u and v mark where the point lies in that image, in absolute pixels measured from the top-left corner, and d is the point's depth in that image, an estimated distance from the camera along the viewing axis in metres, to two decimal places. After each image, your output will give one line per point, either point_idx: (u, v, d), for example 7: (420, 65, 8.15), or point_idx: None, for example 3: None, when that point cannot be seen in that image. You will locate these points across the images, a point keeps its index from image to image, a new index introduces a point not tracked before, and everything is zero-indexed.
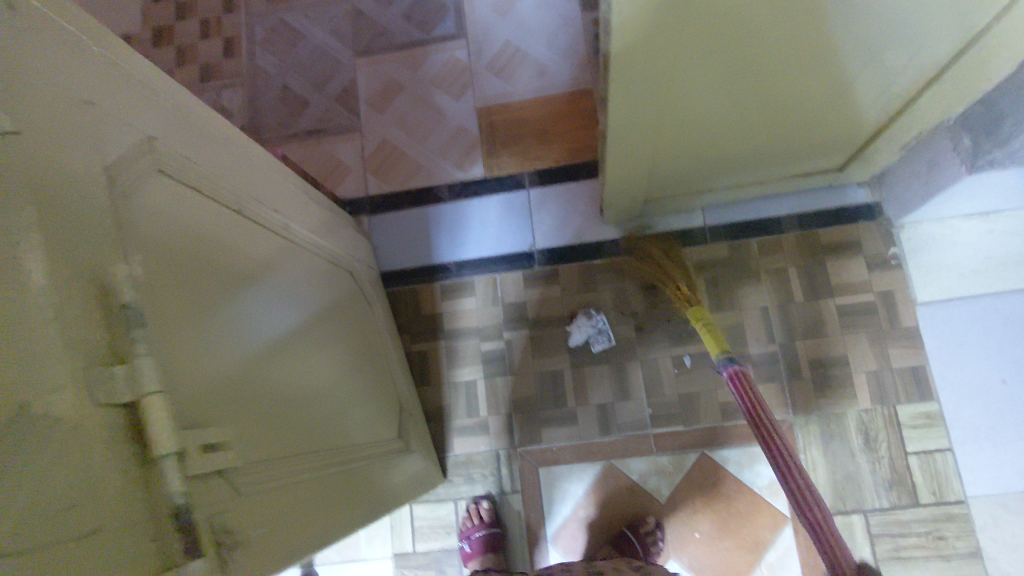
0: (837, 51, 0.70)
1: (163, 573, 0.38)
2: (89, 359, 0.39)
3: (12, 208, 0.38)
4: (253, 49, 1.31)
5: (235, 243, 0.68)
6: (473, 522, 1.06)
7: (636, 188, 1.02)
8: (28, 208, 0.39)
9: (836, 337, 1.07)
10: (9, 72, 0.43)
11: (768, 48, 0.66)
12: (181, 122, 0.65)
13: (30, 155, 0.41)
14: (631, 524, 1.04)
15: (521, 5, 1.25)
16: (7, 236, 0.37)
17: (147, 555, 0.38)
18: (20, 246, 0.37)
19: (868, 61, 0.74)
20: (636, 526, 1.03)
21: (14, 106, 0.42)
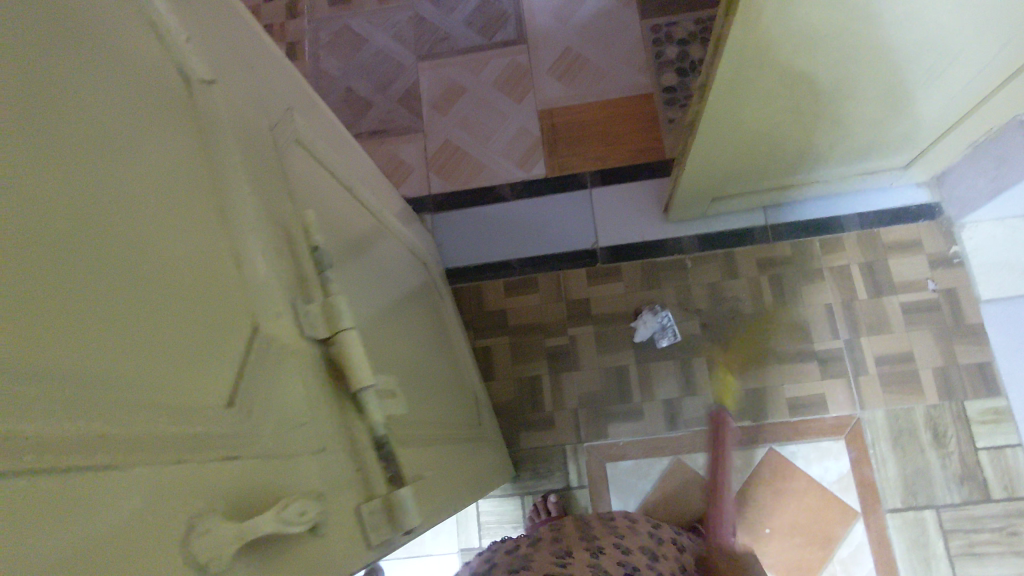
0: (933, 40, 0.73)
1: (372, 494, 0.41)
2: (296, 295, 0.41)
3: (230, 147, 0.41)
4: (317, 52, 1.34)
5: (354, 217, 0.70)
6: (541, 517, 1.06)
7: (705, 185, 1.05)
8: (238, 149, 0.42)
9: (901, 333, 1.08)
10: (212, 24, 0.46)
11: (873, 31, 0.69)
12: (308, 98, 0.68)
13: (232, 101, 0.44)
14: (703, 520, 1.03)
15: (581, 13, 1.30)
16: (230, 171, 0.39)
17: (356, 479, 0.40)
18: (239, 181, 0.40)
19: (950, 61, 0.78)
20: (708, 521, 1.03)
21: (217, 54, 0.45)
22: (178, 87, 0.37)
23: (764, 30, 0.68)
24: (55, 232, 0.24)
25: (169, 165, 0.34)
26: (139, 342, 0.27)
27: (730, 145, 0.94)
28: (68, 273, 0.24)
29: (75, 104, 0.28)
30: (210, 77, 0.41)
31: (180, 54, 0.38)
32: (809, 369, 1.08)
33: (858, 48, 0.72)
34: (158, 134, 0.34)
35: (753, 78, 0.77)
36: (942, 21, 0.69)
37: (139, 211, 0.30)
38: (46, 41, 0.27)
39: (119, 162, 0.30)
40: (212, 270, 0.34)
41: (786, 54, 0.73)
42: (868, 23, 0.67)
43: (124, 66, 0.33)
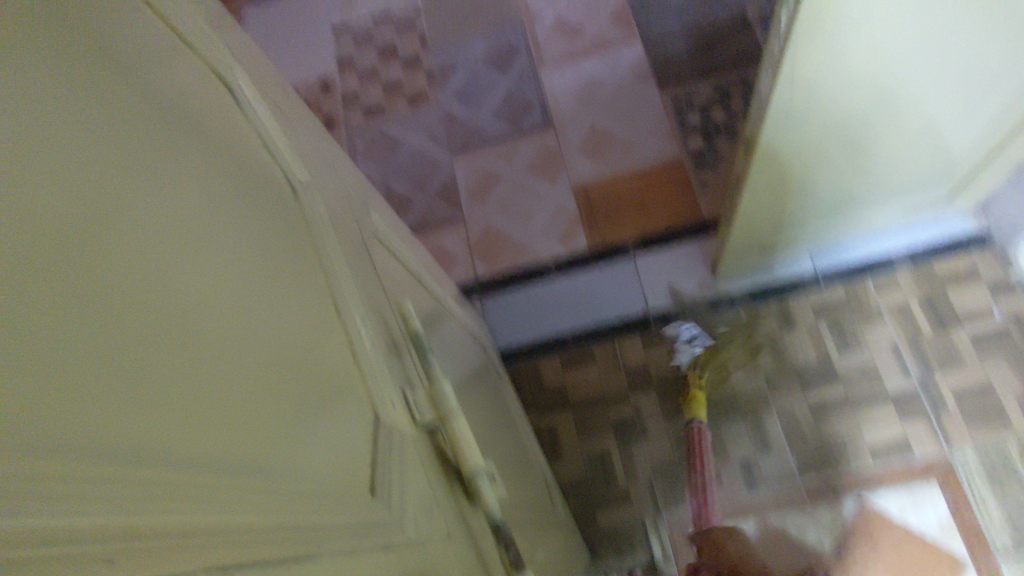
0: (955, 75, 0.76)
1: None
2: (400, 385, 0.43)
3: (333, 255, 0.45)
4: (356, 159, 1.42)
5: (423, 304, 0.72)
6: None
7: (749, 241, 1.06)
8: (339, 256, 0.46)
9: (975, 365, 1.05)
10: (300, 144, 0.50)
11: (895, 74, 0.73)
12: (375, 199, 0.72)
13: (324, 212, 0.48)
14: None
15: (602, 94, 1.37)
16: (336, 277, 0.43)
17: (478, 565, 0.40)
18: (343, 286, 0.43)
19: (985, 91, 0.80)
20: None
21: (309, 171, 0.49)
22: (286, 194, 0.42)
23: (812, 75, 0.71)
24: (205, 330, 0.27)
25: (288, 269, 0.37)
26: (274, 428, 0.29)
27: (771, 201, 0.96)
28: (215, 365, 0.27)
29: (214, 220, 0.32)
30: (306, 181, 0.47)
31: (288, 164, 0.45)
32: (885, 412, 1.05)
33: (893, 87, 0.75)
34: (292, 252, 0.39)
35: (786, 133, 0.80)
36: (963, 56, 0.73)
37: (268, 310, 0.33)
38: (214, 186, 0.33)
39: (251, 268, 0.33)
40: (331, 362, 0.37)
41: (831, 98, 0.75)
42: (911, 54, 0.70)
43: (264, 198, 0.39)
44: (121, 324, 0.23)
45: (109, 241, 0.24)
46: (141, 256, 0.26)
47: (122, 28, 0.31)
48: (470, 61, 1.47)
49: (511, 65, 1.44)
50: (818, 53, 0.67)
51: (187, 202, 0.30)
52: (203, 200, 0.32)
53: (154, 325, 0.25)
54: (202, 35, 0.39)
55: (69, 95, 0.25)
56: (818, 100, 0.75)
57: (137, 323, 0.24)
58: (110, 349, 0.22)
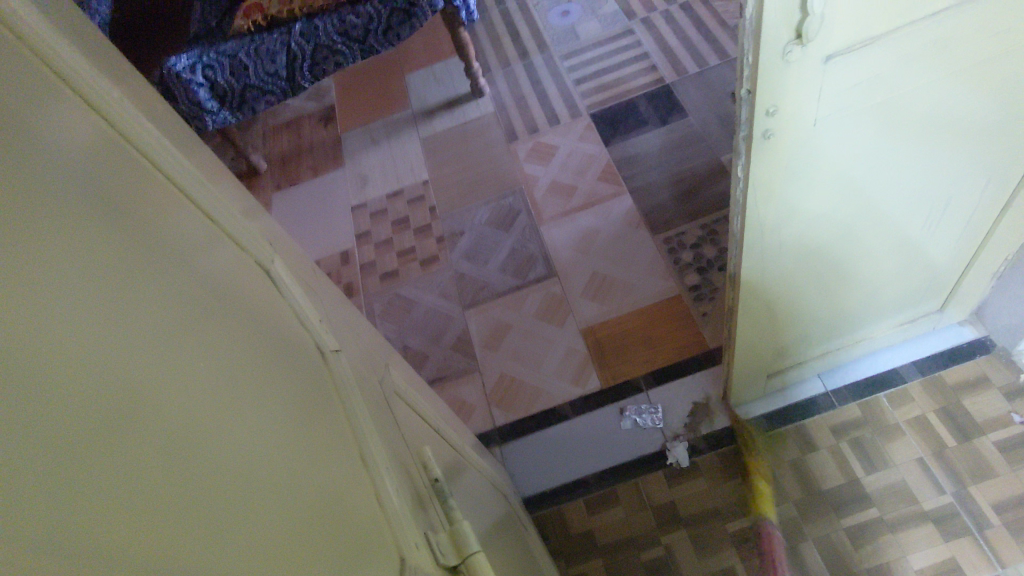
0: (908, 197, 0.84)
1: None
2: (425, 528, 0.46)
3: (359, 410, 0.50)
4: (374, 321, 1.52)
5: (445, 454, 0.75)
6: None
7: (755, 368, 1.10)
8: (364, 411, 0.51)
9: (1009, 473, 1.02)
10: (327, 315, 0.57)
11: (851, 201, 0.82)
12: (397, 358, 0.78)
13: (350, 373, 0.54)
14: None
15: (598, 242, 1.48)
16: (360, 431, 0.48)
17: None
18: (368, 437, 0.48)
19: (942, 207, 0.88)
20: None
21: (336, 338, 0.56)
22: (309, 357, 0.49)
23: (777, 211, 0.79)
24: (232, 481, 0.32)
25: (308, 424, 0.43)
26: (295, 569, 0.33)
27: (767, 327, 1.01)
28: (241, 511, 0.31)
29: (243, 386, 0.38)
30: (334, 345, 0.54)
31: (316, 332, 0.52)
32: (928, 531, 1.01)
33: (853, 213, 0.84)
34: (320, 413, 0.45)
35: (765, 265, 0.88)
36: (909, 179, 0.81)
37: (289, 463, 0.38)
38: (253, 361, 0.40)
39: (274, 426, 0.39)
40: (347, 507, 0.41)
41: (801, 227, 0.83)
42: (860, 183, 0.79)
43: (296, 368, 0.46)
44: (168, 474, 0.28)
45: (164, 407, 0.30)
46: (186, 419, 0.31)
47: (183, 237, 0.40)
48: (475, 224, 1.61)
49: (513, 224, 1.58)
50: (778, 192, 0.76)
51: (222, 374, 0.36)
52: (234, 371, 0.38)
53: (194, 475, 0.30)
54: (246, 235, 0.48)
55: (137, 294, 0.32)
56: (789, 231, 0.83)
57: (182, 474, 0.29)
58: (162, 495, 0.27)
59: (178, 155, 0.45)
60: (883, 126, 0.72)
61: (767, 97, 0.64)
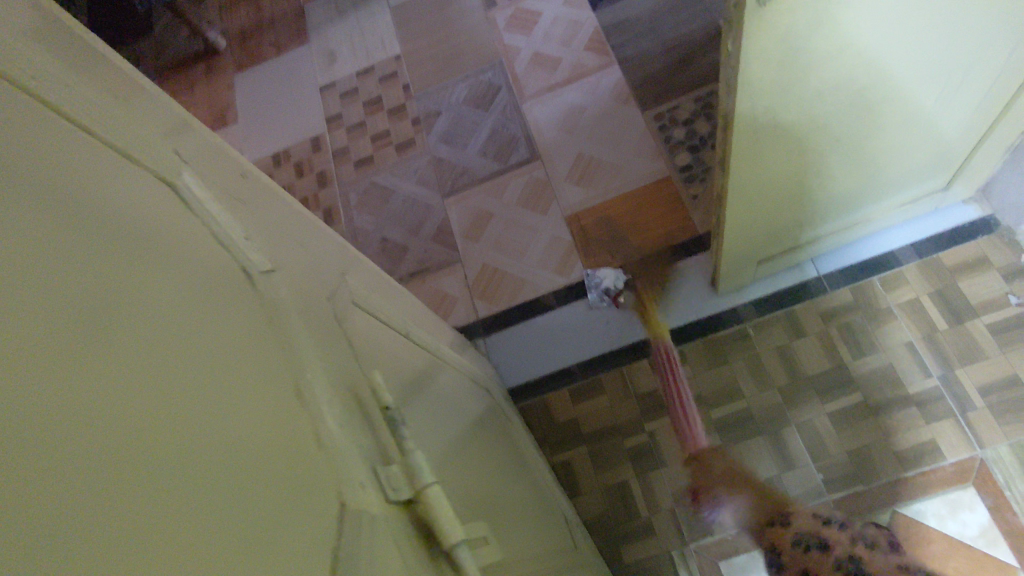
0: (929, 64, 0.75)
1: None
2: (377, 459, 0.43)
3: (297, 333, 0.45)
4: (350, 212, 1.44)
5: (411, 362, 0.71)
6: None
7: (745, 252, 1.05)
8: (303, 333, 0.46)
9: (998, 356, 1.01)
10: (259, 226, 0.51)
11: (864, 68, 0.72)
12: (359, 263, 0.72)
13: (285, 292, 0.48)
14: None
15: (585, 121, 1.37)
16: (297, 358, 0.43)
17: None
18: (305, 365, 0.43)
19: (964, 74, 0.78)
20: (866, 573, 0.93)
21: (271, 253, 0.50)
22: (241, 279, 0.44)
23: (775, 83, 0.70)
24: (153, 430, 0.29)
25: (250, 360, 0.39)
26: (216, 531, 0.29)
27: (760, 209, 0.95)
28: (149, 475, 0.28)
29: (171, 326, 0.34)
30: (268, 266, 0.48)
31: (244, 251, 0.46)
32: (909, 415, 1.01)
33: (864, 84, 0.75)
34: (248, 344, 0.40)
35: (762, 142, 0.79)
36: (938, 39, 0.71)
37: (226, 403, 0.35)
38: (157, 293, 0.35)
39: (210, 366, 0.35)
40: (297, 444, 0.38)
41: (801, 103, 0.74)
42: (874, 50, 0.69)
43: (218, 295, 0.40)
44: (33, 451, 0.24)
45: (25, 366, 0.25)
46: (90, 369, 0.28)
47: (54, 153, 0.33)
48: (452, 102, 1.49)
49: (492, 102, 1.46)
50: (776, 62, 0.67)
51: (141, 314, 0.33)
52: (148, 310, 0.33)
53: (95, 446, 0.26)
54: (141, 143, 0.41)
55: (11, 232, 0.28)
56: (787, 106, 0.74)
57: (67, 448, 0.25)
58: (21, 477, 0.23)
59: (37, 51, 0.36)
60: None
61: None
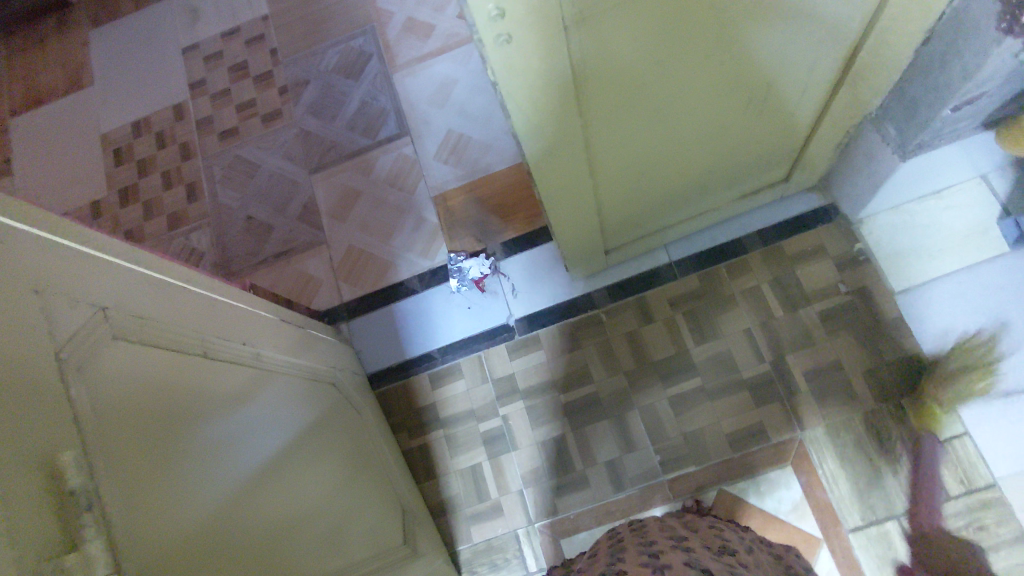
0: (745, 67, 0.73)
1: None
2: (46, 550, 0.41)
3: None
4: (214, 188, 1.38)
5: (206, 383, 0.70)
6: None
7: (594, 241, 1.04)
8: None
9: (824, 342, 1.06)
10: None
11: (685, 63, 0.68)
12: (149, 283, 0.69)
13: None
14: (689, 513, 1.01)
15: (455, 95, 1.34)
16: None
17: None
18: None
19: (761, 93, 0.79)
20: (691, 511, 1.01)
21: None
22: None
23: (561, 130, 0.69)
24: None
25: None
26: None
27: (599, 199, 0.92)
28: None
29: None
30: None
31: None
32: (740, 399, 1.06)
33: (654, 109, 0.75)
34: None
35: (586, 146, 0.76)
36: (752, 46, 0.69)
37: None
38: None
39: None
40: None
41: (592, 134, 0.74)
42: (650, 83, 0.69)
43: None
44: None
45: None
46: None
47: None
48: (321, 70, 1.43)
49: (363, 71, 1.40)
50: (554, 110, 0.66)
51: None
52: None
53: None
54: None
55: None
56: (579, 145, 0.74)
57: None
58: None
59: None
60: (650, 38, 0.62)
61: (493, 30, 0.51)
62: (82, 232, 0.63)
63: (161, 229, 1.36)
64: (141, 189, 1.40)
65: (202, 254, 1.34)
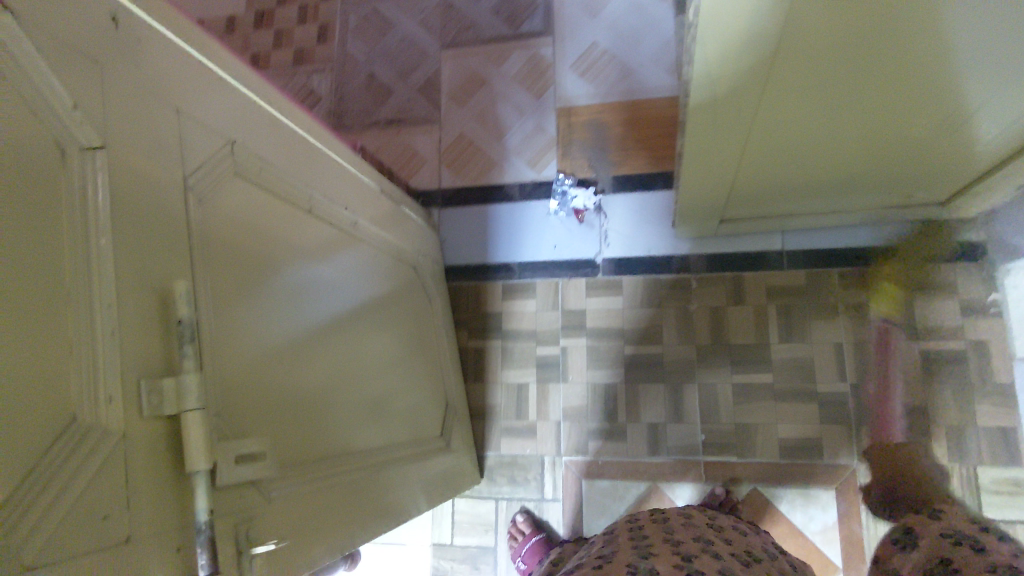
0: (964, 79, 0.63)
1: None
2: (145, 372, 0.42)
3: (88, 215, 0.41)
4: (345, 35, 1.35)
5: (300, 238, 0.70)
6: (517, 540, 1.06)
7: (712, 206, 0.97)
8: (105, 216, 0.42)
9: (915, 383, 0.99)
10: (90, 59, 0.44)
11: (899, 64, 0.60)
12: (274, 127, 0.68)
13: (117, 167, 0.44)
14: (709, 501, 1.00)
15: (612, 6, 1.24)
16: (82, 236, 0.40)
17: (168, 563, 0.41)
18: (94, 240, 0.41)
19: (963, 110, 0.69)
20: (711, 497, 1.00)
21: (105, 99, 0.44)
22: (45, 165, 0.39)
23: (733, 84, 0.63)
24: None
25: (20, 281, 0.36)
26: None
27: (738, 166, 0.84)
28: None
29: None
30: (93, 143, 0.42)
31: (62, 126, 0.40)
32: (805, 409, 1.02)
33: (836, 98, 0.67)
34: (19, 228, 0.37)
35: (751, 110, 0.69)
36: (985, 59, 0.59)
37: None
38: None
39: None
40: (29, 385, 0.36)
41: (759, 101, 0.67)
42: (847, 70, 0.61)
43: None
44: None
45: None
46: None
47: None
48: None
49: None
50: (736, 64, 0.59)
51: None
52: None
53: None
54: None
55: None
56: (744, 107, 0.67)
57: None
58: None
59: None
60: (871, 24, 0.53)
61: None
62: (226, 59, 0.62)
63: (286, 62, 1.36)
64: (276, 17, 1.39)
65: (318, 99, 1.33)
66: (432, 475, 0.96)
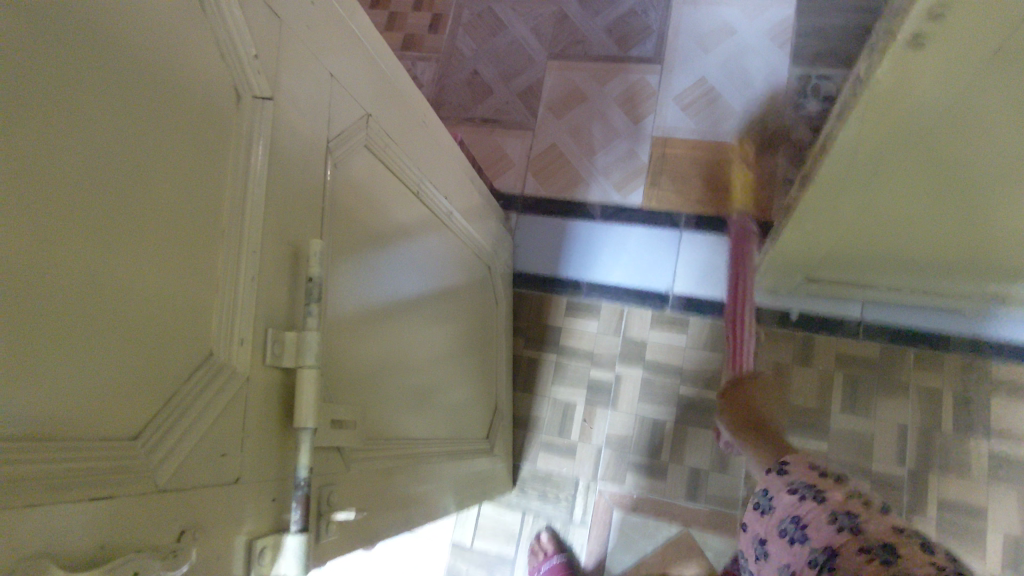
0: None
1: (273, 530, 0.42)
2: (273, 324, 0.43)
3: (251, 163, 0.42)
4: (456, 30, 1.38)
5: (404, 217, 0.71)
6: (538, 557, 1.05)
7: (801, 262, 0.96)
8: (262, 166, 0.43)
9: (977, 483, 0.96)
10: (276, 15, 0.45)
11: None
12: (401, 108, 0.70)
13: (277, 124, 0.45)
14: (737, 557, 0.98)
15: (729, 46, 1.24)
16: (241, 179, 0.41)
17: (263, 513, 0.41)
18: (250, 186, 0.42)
19: None
20: (739, 554, 0.99)
21: (280, 55, 0.46)
22: (222, 106, 0.40)
23: (873, 146, 0.62)
24: (83, 251, 0.30)
25: (187, 213, 0.37)
26: (85, 357, 0.31)
27: (844, 228, 0.83)
28: (48, 279, 0.29)
29: (77, 141, 0.30)
30: (265, 94, 0.43)
31: (240, 70, 0.41)
32: None
33: (963, 182, 0.65)
34: (193, 162, 0.38)
35: (879, 174, 0.68)
36: None
37: (117, 254, 0.32)
38: (125, 93, 0.33)
39: (159, 197, 0.35)
40: (179, 315, 0.36)
41: (890, 170, 0.66)
42: (1002, 157, 0.58)
43: (189, 87, 0.38)
44: None
45: None
46: (27, 180, 0.28)
47: None
48: None
49: None
50: (888, 128, 0.59)
51: (11, 112, 0.27)
52: (113, 118, 0.32)
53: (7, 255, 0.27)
54: None
55: None
56: (876, 169, 0.66)
57: None
58: None
59: None
60: None
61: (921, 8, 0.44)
62: (374, 34, 0.63)
63: (395, 46, 1.39)
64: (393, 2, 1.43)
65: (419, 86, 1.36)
66: (470, 475, 0.95)
